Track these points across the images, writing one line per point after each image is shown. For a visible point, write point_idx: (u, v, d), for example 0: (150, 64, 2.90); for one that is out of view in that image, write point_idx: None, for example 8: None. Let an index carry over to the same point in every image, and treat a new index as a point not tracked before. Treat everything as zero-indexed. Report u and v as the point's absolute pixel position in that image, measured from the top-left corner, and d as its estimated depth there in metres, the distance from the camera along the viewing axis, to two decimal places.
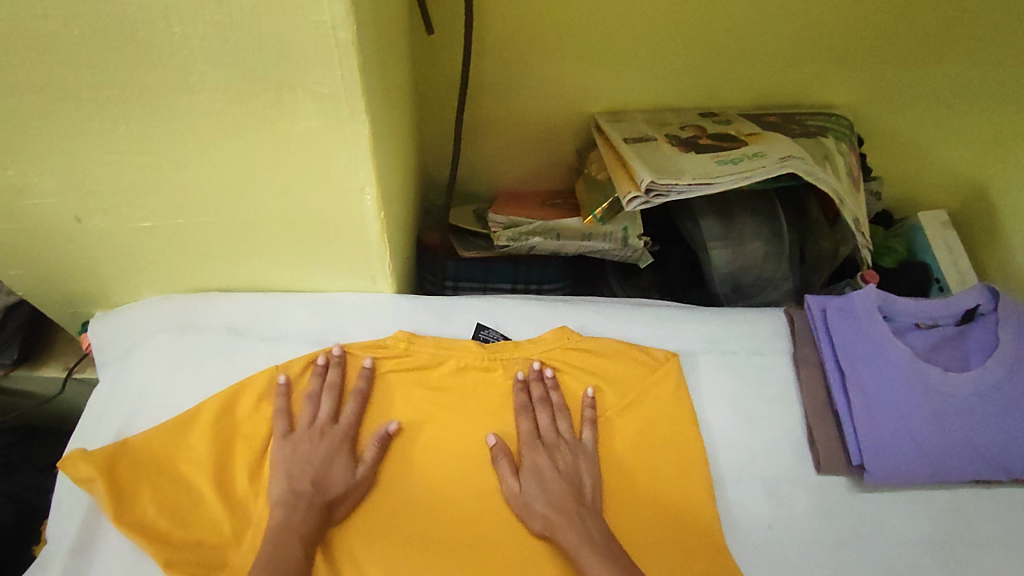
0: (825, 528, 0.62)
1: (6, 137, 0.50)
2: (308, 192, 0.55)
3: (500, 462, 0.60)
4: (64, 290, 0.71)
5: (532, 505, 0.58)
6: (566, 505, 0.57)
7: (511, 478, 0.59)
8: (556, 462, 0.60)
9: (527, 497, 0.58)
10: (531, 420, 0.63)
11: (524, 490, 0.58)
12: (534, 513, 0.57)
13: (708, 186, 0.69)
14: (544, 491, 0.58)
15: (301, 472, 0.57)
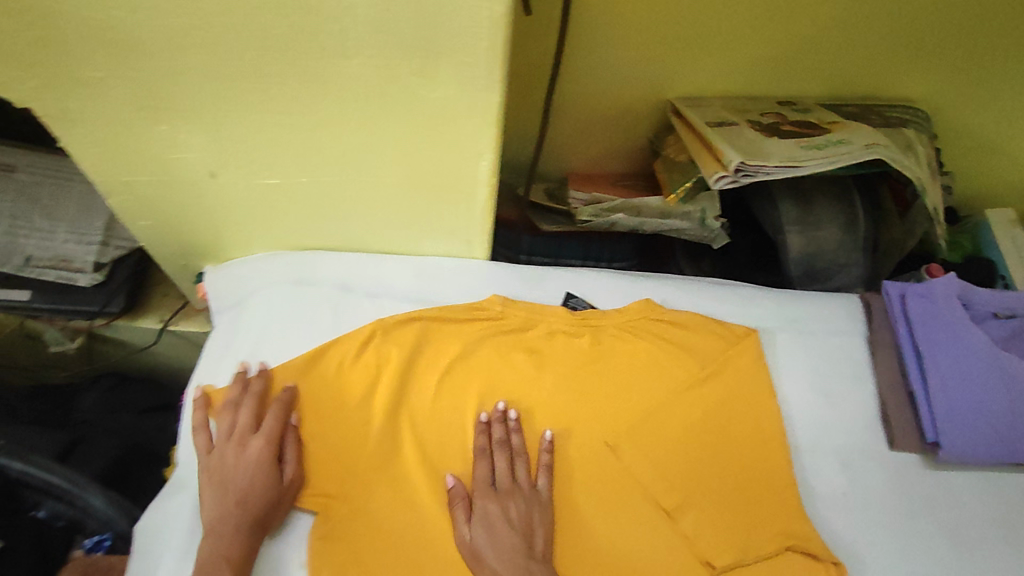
0: (896, 500, 0.65)
1: (166, 95, 0.55)
2: (429, 154, 0.59)
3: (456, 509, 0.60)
4: (181, 243, 0.76)
5: (484, 559, 0.57)
6: (514, 561, 0.56)
7: (464, 528, 0.59)
8: (508, 511, 0.60)
9: (479, 551, 0.57)
10: (487, 464, 0.62)
11: (480, 541, 0.58)
12: (484, 566, 0.57)
13: (795, 168, 0.71)
14: (490, 544, 0.58)
15: (225, 499, 0.58)
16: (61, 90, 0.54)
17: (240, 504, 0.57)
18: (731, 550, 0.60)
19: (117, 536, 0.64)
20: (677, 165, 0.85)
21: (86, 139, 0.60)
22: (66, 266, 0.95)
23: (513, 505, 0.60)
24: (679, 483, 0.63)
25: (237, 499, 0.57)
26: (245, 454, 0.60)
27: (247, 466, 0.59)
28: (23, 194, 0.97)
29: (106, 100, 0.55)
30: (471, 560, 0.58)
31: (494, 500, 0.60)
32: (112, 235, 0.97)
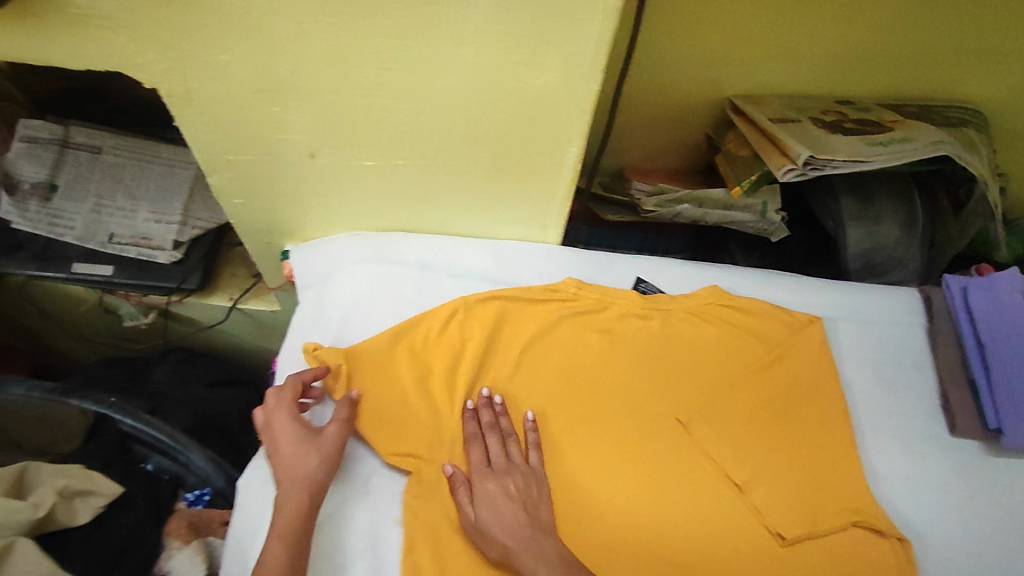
0: (956, 484, 0.68)
1: (285, 79, 0.58)
2: (523, 139, 0.63)
3: (458, 491, 0.61)
4: (267, 221, 0.80)
5: (489, 538, 0.59)
6: (519, 538, 0.58)
7: (465, 511, 0.60)
8: (508, 487, 0.62)
9: (483, 530, 0.59)
10: (480, 448, 0.64)
11: (484, 519, 0.60)
12: (490, 543, 0.59)
13: (862, 164, 0.74)
14: (490, 522, 0.59)
15: (281, 474, 0.60)
16: (188, 73, 0.58)
17: (300, 482, 0.59)
18: (800, 523, 0.64)
19: (216, 492, 0.72)
20: (740, 159, 0.87)
21: (200, 120, 0.64)
22: (146, 243, 1.00)
23: (508, 485, 0.62)
24: (747, 460, 0.67)
25: (297, 478, 0.59)
26: (304, 435, 0.61)
27: (306, 448, 0.61)
28: (107, 174, 1.02)
29: (228, 83, 0.59)
30: (477, 537, 0.60)
31: (491, 481, 0.62)
32: (189, 215, 1.02)
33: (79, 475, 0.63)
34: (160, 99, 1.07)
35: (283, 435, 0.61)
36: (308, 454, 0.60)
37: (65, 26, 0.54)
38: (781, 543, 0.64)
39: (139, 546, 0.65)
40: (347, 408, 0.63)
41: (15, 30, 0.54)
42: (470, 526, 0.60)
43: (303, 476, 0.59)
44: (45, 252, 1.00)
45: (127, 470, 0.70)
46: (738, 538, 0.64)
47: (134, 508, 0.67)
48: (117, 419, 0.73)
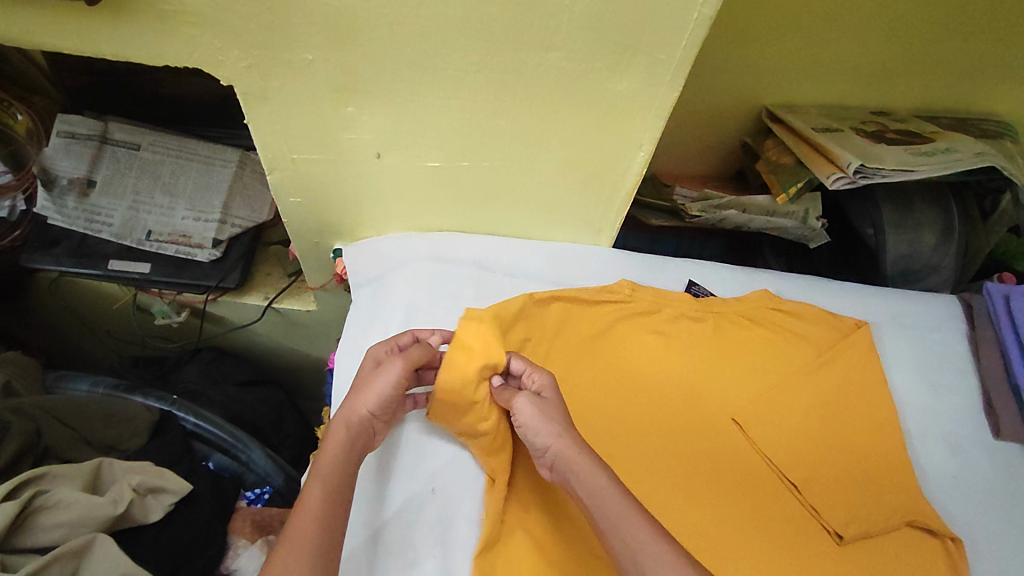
0: (1002, 484, 0.69)
1: (367, 79, 0.59)
2: (594, 141, 0.65)
3: (505, 391, 0.62)
4: (319, 222, 0.79)
5: (544, 425, 0.58)
6: (568, 431, 0.58)
7: (520, 400, 0.60)
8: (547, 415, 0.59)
9: (539, 420, 0.58)
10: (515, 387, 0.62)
11: (542, 407, 0.59)
12: (545, 433, 0.58)
13: (911, 173, 0.77)
14: (545, 408, 0.59)
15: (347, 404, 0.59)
16: (269, 71, 0.59)
17: (343, 416, 0.59)
18: (859, 523, 0.64)
19: (274, 489, 0.80)
20: (782, 167, 0.89)
21: (270, 118, 0.64)
22: (185, 241, 0.99)
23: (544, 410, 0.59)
24: (802, 462, 0.68)
25: (342, 411, 0.59)
26: (373, 368, 0.62)
27: (363, 382, 0.60)
28: (145, 171, 1.01)
29: (308, 81, 0.60)
30: (532, 430, 0.59)
31: (541, 373, 0.62)
32: (229, 213, 1.02)
33: (152, 473, 0.67)
34: (209, 97, 1.06)
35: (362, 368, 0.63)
36: (364, 385, 0.60)
37: (154, 20, 0.54)
38: (838, 543, 0.64)
39: (206, 544, 0.68)
40: (423, 351, 0.62)
41: (103, 23, 0.54)
42: (521, 418, 0.59)
43: (349, 408, 0.59)
44: (79, 248, 0.98)
45: (192, 467, 0.74)
46: (798, 538, 0.64)
47: (202, 506, 0.70)
48: (179, 418, 0.80)
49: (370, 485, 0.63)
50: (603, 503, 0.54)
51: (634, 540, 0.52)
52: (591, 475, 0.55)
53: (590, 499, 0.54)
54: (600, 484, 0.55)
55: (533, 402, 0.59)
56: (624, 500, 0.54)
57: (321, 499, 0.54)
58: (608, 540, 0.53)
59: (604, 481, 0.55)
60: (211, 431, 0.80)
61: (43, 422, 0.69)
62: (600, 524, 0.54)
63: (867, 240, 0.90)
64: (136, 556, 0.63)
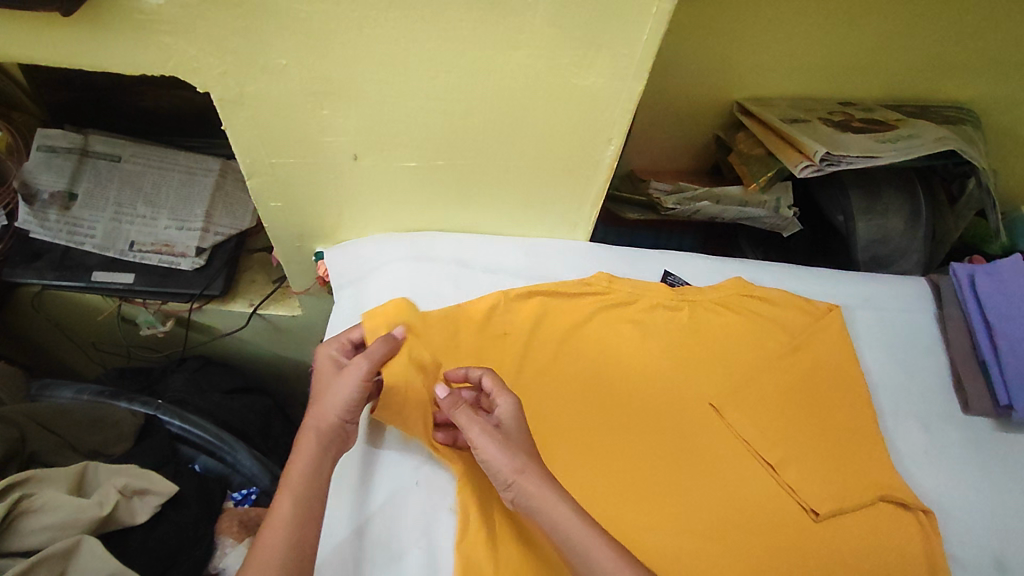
0: (972, 458, 0.71)
1: (341, 82, 0.61)
2: (564, 136, 0.66)
3: (461, 412, 0.59)
4: (300, 225, 0.80)
5: (501, 456, 0.56)
6: (528, 465, 0.56)
7: (476, 428, 0.57)
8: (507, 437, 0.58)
9: (496, 451, 0.56)
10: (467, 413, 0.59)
11: (500, 439, 0.57)
12: (503, 466, 0.56)
13: (874, 159, 0.79)
14: (503, 439, 0.57)
15: (319, 408, 0.60)
16: (245, 77, 0.60)
17: (312, 429, 0.59)
18: (832, 499, 0.66)
19: (261, 490, 0.80)
20: (753, 158, 0.92)
21: (247, 123, 0.65)
22: (167, 250, 1.00)
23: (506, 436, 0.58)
24: (777, 442, 0.69)
25: (311, 425, 0.59)
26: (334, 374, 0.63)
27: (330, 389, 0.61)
28: (127, 183, 1.02)
29: (281, 85, 0.61)
30: (484, 457, 0.57)
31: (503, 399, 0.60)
32: (211, 221, 1.03)
33: (137, 475, 0.68)
34: (194, 105, 1.08)
35: (325, 380, 0.64)
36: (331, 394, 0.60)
37: (129, 30, 0.55)
38: (815, 520, 0.66)
39: (193, 544, 0.69)
40: (383, 349, 0.62)
41: (78, 35, 0.55)
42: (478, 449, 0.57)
43: (318, 418, 0.60)
44: (62, 261, 0.98)
45: (177, 470, 0.75)
46: (775, 516, 0.66)
47: (190, 507, 0.71)
48: (164, 421, 0.80)
49: (355, 480, 0.64)
50: (574, 538, 0.53)
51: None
52: (556, 511, 0.54)
53: (560, 536, 0.54)
54: (564, 513, 0.54)
55: (488, 432, 0.57)
56: (600, 538, 0.54)
57: (291, 516, 0.55)
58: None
59: (572, 517, 0.54)
60: (196, 434, 0.81)
61: (29, 429, 0.70)
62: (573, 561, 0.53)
63: (838, 226, 0.92)
64: (123, 557, 0.64)
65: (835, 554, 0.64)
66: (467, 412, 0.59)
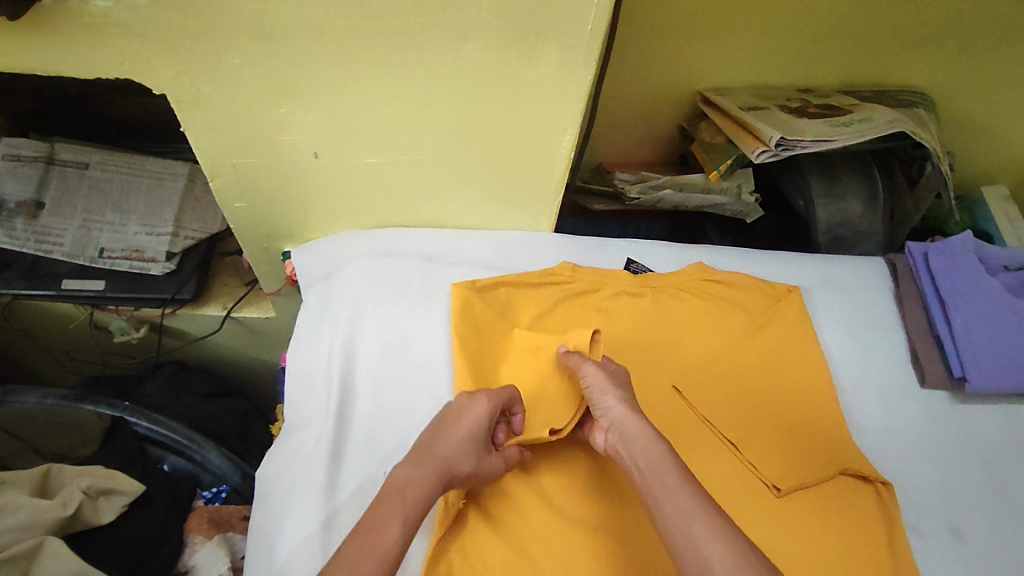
0: (930, 429, 0.73)
1: (294, 79, 0.61)
2: (521, 127, 0.68)
3: (573, 360, 0.65)
4: (266, 225, 0.81)
5: (608, 387, 0.61)
6: (628, 399, 0.60)
7: (591, 364, 0.63)
8: (612, 385, 0.62)
9: (605, 383, 0.61)
10: (593, 367, 0.63)
11: (610, 377, 0.63)
12: (609, 396, 0.61)
13: (828, 143, 0.81)
14: (611, 378, 0.63)
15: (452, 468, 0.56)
16: (198, 77, 0.61)
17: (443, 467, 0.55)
18: (794, 474, 0.67)
19: (232, 488, 0.81)
20: (714, 147, 0.94)
21: (205, 124, 0.66)
22: (138, 255, 0.99)
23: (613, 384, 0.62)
24: (738, 421, 0.71)
25: (443, 462, 0.55)
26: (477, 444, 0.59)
27: (472, 449, 0.58)
28: (95, 190, 1.01)
29: (236, 84, 0.62)
30: (596, 396, 0.61)
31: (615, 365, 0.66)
32: (181, 226, 1.03)
33: (102, 475, 0.69)
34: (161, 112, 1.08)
35: (465, 418, 0.59)
36: (472, 456, 0.58)
37: (79, 33, 0.56)
38: (776, 496, 0.67)
39: (163, 542, 0.70)
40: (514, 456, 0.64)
41: (28, 39, 0.55)
42: (589, 381, 0.62)
43: (452, 464, 0.56)
44: (31, 270, 0.97)
45: (145, 471, 0.76)
46: (740, 493, 0.67)
47: (158, 506, 0.72)
48: (132, 423, 0.81)
49: (322, 477, 0.64)
50: (653, 460, 0.53)
51: (673, 501, 0.49)
52: (642, 436, 0.56)
53: (639, 457, 0.54)
54: (656, 450, 0.54)
55: (601, 369, 0.63)
56: (674, 463, 0.53)
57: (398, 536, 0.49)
58: (653, 497, 0.51)
59: (654, 441, 0.55)
60: (164, 435, 0.81)
61: None
62: (646, 482, 0.52)
63: (799, 211, 0.94)
64: (90, 558, 0.65)
65: (799, 526, 0.65)
66: (579, 359, 0.65)
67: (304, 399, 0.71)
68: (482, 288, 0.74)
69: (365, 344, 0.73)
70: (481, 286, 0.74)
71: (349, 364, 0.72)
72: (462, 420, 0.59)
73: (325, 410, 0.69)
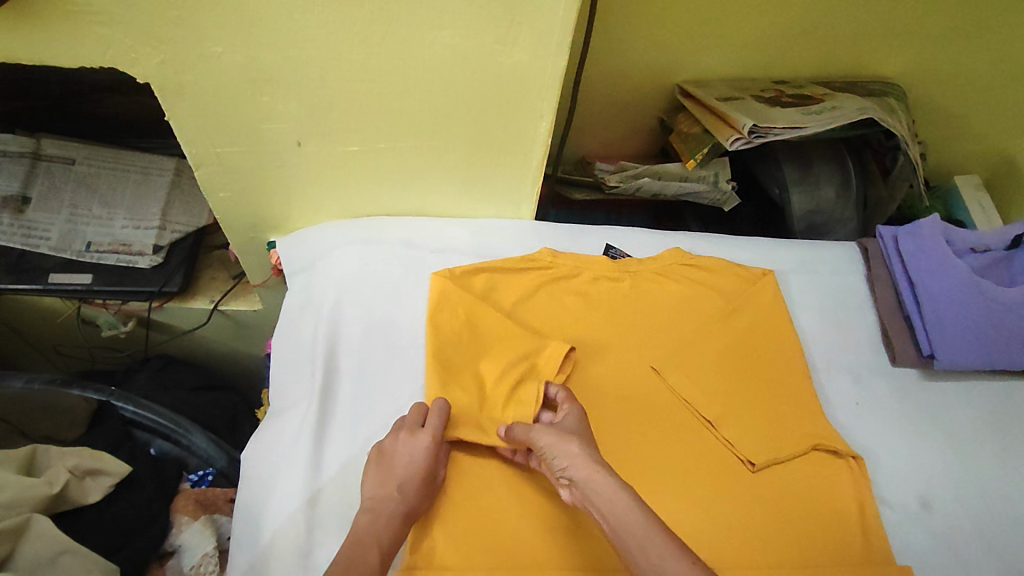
0: (901, 407, 0.75)
1: (275, 66, 0.63)
2: (498, 115, 0.70)
3: (518, 430, 0.62)
4: (252, 214, 0.82)
5: (563, 445, 0.58)
6: (591, 454, 0.58)
7: (543, 431, 0.60)
8: (570, 440, 0.59)
9: (559, 443, 0.58)
10: (543, 431, 0.60)
11: (564, 434, 0.60)
12: (568, 454, 0.58)
13: (799, 130, 0.83)
14: (563, 432, 0.60)
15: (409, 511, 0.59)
16: (182, 66, 0.62)
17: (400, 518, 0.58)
18: (768, 449, 0.69)
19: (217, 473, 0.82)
20: (692, 136, 0.96)
21: (189, 112, 0.67)
22: (125, 249, 1.00)
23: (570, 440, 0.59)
24: (715, 399, 0.72)
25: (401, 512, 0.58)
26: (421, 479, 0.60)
27: (418, 485, 0.60)
28: (81, 185, 1.02)
29: (217, 72, 0.63)
30: (554, 457, 0.58)
31: (568, 407, 0.65)
32: (167, 220, 1.03)
33: (88, 455, 0.71)
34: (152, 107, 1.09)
35: (405, 465, 0.60)
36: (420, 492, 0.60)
37: (62, 22, 0.57)
38: (752, 471, 0.68)
39: (149, 521, 0.71)
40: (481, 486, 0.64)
41: (12, 29, 0.57)
42: (542, 447, 0.59)
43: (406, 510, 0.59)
44: (18, 265, 0.98)
45: (132, 454, 0.78)
46: (718, 471, 0.69)
47: (144, 487, 0.74)
48: (119, 408, 0.82)
49: (307, 455, 0.65)
50: (624, 521, 0.53)
51: (648, 558, 0.51)
52: (609, 492, 0.55)
53: (610, 517, 0.54)
54: (627, 511, 0.53)
55: (551, 430, 0.60)
56: (644, 521, 0.53)
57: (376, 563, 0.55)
58: (631, 561, 0.52)
59: (621, 496, 0.54)
60: (150, 419, 0.82)
61: None
62: (620, 542, 0.53)
63: (774, 198, 0.97)
64: (77, 534, 0.67)
65: (775, 499, 0.67)
66: (525, 428, 0.62)
67: (289, 383, 0.72)
68: (459, 273, 0.76)
69: (348, 329, 0.74)
70: (460, 269, 0.77)
71: (333, 348, 0.73)
72: (403, 465, 0.60)
73: (309, 393, 0.70)
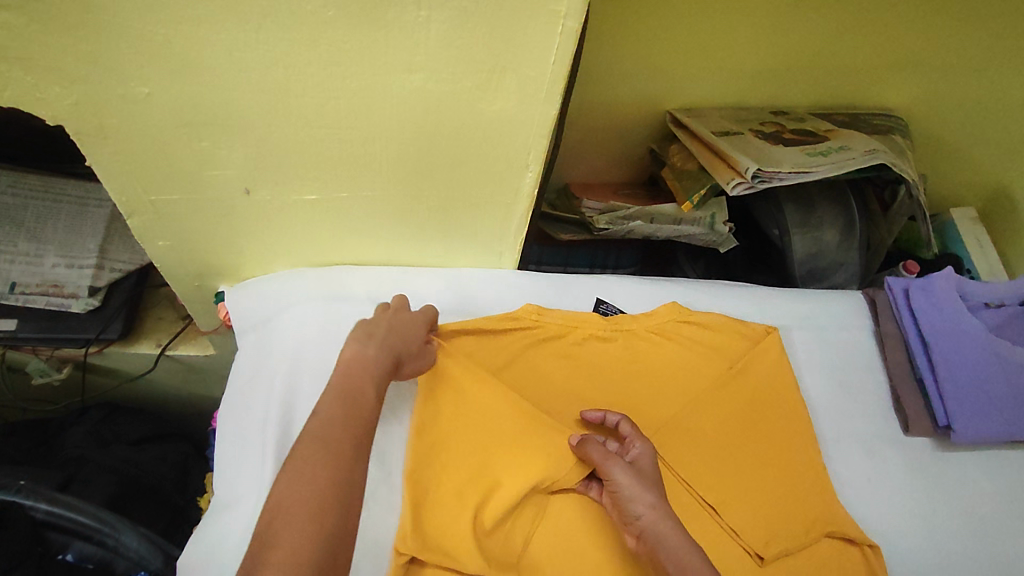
0: (916, 482, 0.69)
1: (216, 111, 0.53)
2: (477, 164, 0.61)
3: (593, 448, 0.61)
4: (198, 264, 0.72)
5: (640, 492, 0.58)
6: (662, 504, 0.58)
7: (620, 469, 0.59)
8: (645, 486, 0.58)
9: (634, 487, 0.58)
10: (619, 468, 0.59)
11: (639, 476, 0.59)
12: (641, 500, 0.57)
13: (807, 174, 0.77)
14: (640, 478, 0.59)
15: (396, 346, 0.60)
16: (102, 108, 0.52)
17: (391, 352, 0.59)
18: (775, 537, 0.63)
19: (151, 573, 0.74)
20: (686, 173, 0.89)
21: (114, 158, 0.57)
22: (55, 291, 0.88)
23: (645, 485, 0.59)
24: (717, 481, 0.65)
25: (389, 347, 0.59)
26: (401, 326, 0.62)
27: (399, 333, 0.61)
28: (5, 218, 0.89)
29: (145, 116, 0.53)
30: (625, 500, 0.58)
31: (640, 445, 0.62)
32: (106, 257, 0.91)
33: None
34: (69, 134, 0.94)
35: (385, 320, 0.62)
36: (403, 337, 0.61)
37: None
38: (759, 564, 0.63)
39: None
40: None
41: None
42: (615, 483, 0.59)
43: (396, 348, 0.60)
44: None
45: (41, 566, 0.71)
46: (722, 560, 0.63)
47: None
48: (30, 507, 0.70)
49: None
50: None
51: None
52: (680, 549, 0.54)
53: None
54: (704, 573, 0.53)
55: (627, 469, 0.59)
56: None
57: None
58: None
59: (693, 554, 0.54)
60: (70, 518, 0.71)
61: None
62: None
63: (773, 240, 0.90)
64: None
65: None
66: (603, 451, 0.60)
67: (236, 468, 0.63)
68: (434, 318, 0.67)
69: (306, 403, 0.65)
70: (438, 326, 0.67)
71: (287, 428, 0.64)
72: (384, 320, 0.62)
73: (259, 484, 0.61)
